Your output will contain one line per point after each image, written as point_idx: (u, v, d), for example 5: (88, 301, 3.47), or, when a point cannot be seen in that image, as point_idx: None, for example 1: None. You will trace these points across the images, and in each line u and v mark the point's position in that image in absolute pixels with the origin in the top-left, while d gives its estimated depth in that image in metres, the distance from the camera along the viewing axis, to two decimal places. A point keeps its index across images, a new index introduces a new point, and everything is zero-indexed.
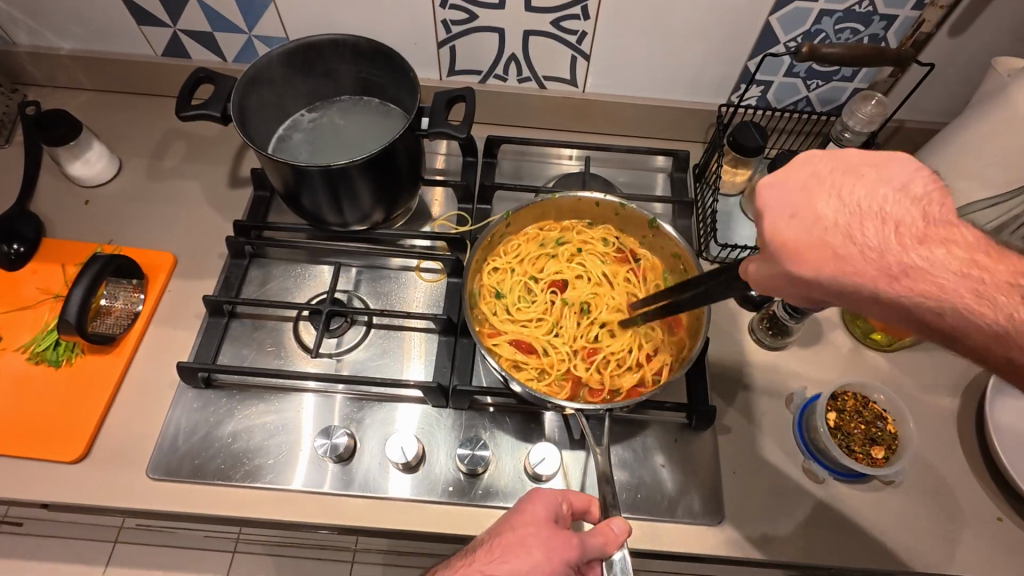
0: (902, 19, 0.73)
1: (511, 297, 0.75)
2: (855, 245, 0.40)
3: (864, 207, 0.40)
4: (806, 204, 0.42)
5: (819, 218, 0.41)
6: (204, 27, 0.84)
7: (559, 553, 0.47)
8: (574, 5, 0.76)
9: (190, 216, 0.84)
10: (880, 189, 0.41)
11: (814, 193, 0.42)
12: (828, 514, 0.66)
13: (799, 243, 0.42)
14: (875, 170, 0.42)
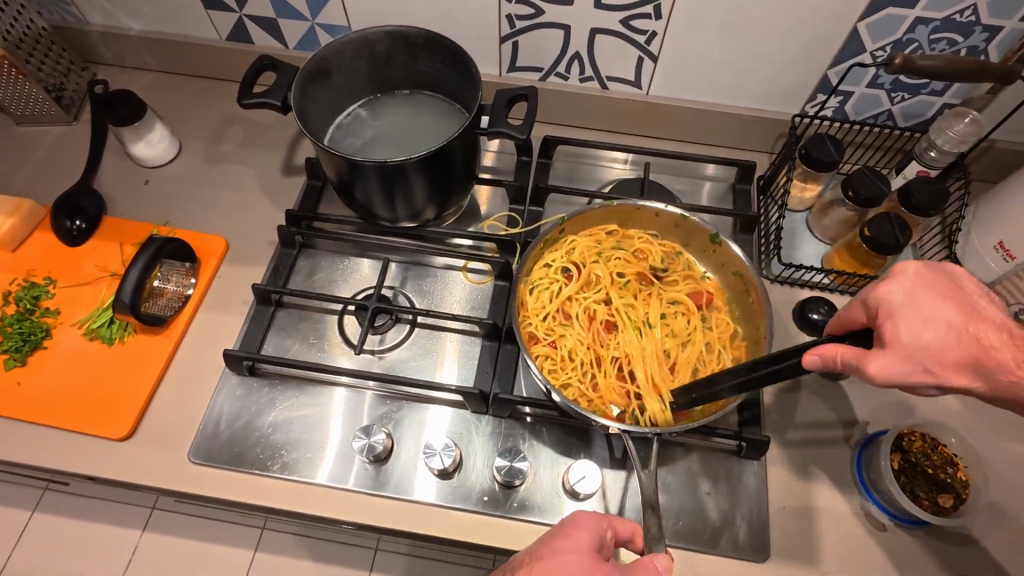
0: (1007, 31, 0.67)
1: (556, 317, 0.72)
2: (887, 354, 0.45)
3: (964, 319, 0.44)
4: (925, 316, 0.44)
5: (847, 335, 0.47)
6: (270, 14, 0.84)
7: None
8: (645, 4, 0.73)
9: (245, 201, 0.85)
10: (973, 301, 0.46)
11: (923, 304, 0.44)
12: (883, 560, 0.62)
13: (915, 339, 0.43)
14: (954, 291, 0.46)
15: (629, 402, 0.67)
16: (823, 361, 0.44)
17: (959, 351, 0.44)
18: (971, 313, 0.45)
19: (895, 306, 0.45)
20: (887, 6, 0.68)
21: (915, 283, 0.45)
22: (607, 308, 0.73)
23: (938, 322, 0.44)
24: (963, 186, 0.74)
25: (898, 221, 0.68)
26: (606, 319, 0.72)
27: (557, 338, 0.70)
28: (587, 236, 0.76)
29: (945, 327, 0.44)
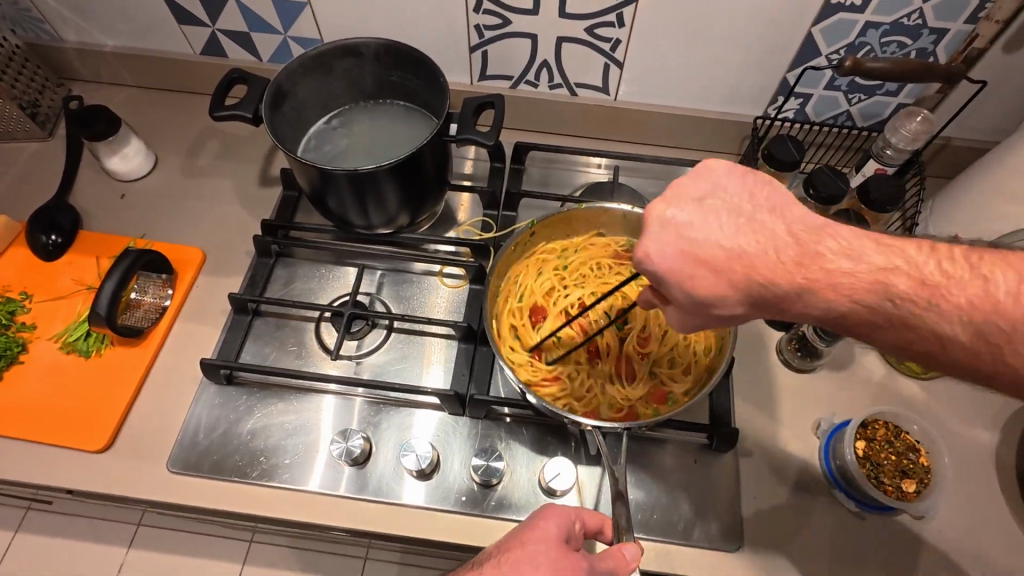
0: (953, 33, 0.70)
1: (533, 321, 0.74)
2: (751, 262, 0.44)
3: (730, 237, 0.44)
4: (680, 250, 0.45)
5: (707, 222, 0.45)
6: (243, 28, 0.86)
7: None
8: (608, 13, 0.75)
9: (222, 213, 0.86)
10: (738, 212, 0.45)
11: (681, 237, 0.45)
12: (851, 546, 0.64)
13: (678, 272, 0.45)
14: (711, 197, 0.46)
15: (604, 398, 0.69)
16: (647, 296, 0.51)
17: (747, 279, 0.44)
18: (736, 224, 0.45)
19: (657, 265, 0.45)
20: (838, 11, 0.70)
21: (686, 214, 0.45)
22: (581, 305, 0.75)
23: (768, 245, 0.44)
24: (919, 183, 0.77)
25: None
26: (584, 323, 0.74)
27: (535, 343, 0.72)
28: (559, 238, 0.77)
29: (760, 257, 0.44)
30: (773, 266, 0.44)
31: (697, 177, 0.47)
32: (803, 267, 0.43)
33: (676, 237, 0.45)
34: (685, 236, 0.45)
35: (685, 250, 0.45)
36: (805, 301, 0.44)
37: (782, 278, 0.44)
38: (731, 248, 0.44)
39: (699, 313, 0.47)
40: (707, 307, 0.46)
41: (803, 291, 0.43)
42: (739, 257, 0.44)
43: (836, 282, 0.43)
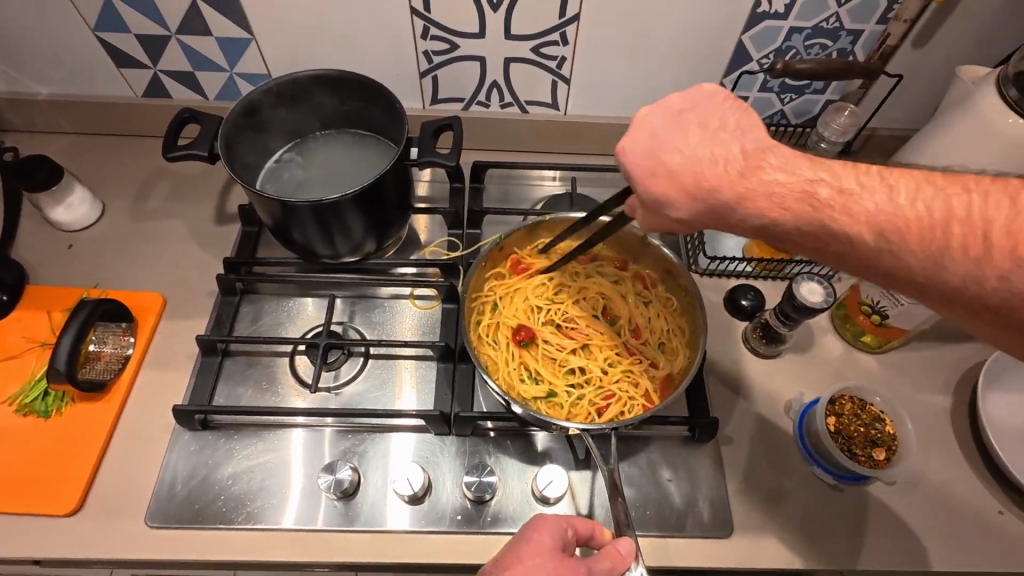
0: (868, 33, 0.77)
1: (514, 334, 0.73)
2: (700, 175, 0.48)
3: (707, 147, 0.49)
4: (654, 156, 0.51)
5: (676, 134, 0.50)
6: (187, 67, 0.85)
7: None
8: (552, 32, 0.78)
9: (179, 255, 0.84)
10: (716, 130, 0.49)
11: (670, 141, 0.50)
12: (835, 518, 0.66)
13: (655, 176, 0.50)
14: (690, 111, 0.51)
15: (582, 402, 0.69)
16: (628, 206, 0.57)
17: (691, 185, 0.49)
18: (716, 131, 0.49)
19: (636, 154, 0.51)
20: (764, 19, 0.76)
21: (662, 121, 0.51)
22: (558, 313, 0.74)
23: (689, 150, 0.49)
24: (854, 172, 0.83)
25: None
26: (557, 332, 0.74)
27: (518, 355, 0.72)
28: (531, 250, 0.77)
29: (673, 166, 0.50)
30: (727, 182, 0.47)
31: (687, 97, 0.52)
32: (744, 176, 0.47)
33: (653, 140, 0.51)
34: (650, 139, 0.51)
35: (655, 154, 0.51)
36: (741, 208, 0.47)
37: (728, 184, 0.47)
38: (689, 155, 0.49)
39: (664, 217, 0.52)
40: (659, 206, 0.51)
41: (767, 211, 0.46)
42: (699, 170, 0.48)
43: (770, 191, 0.45)
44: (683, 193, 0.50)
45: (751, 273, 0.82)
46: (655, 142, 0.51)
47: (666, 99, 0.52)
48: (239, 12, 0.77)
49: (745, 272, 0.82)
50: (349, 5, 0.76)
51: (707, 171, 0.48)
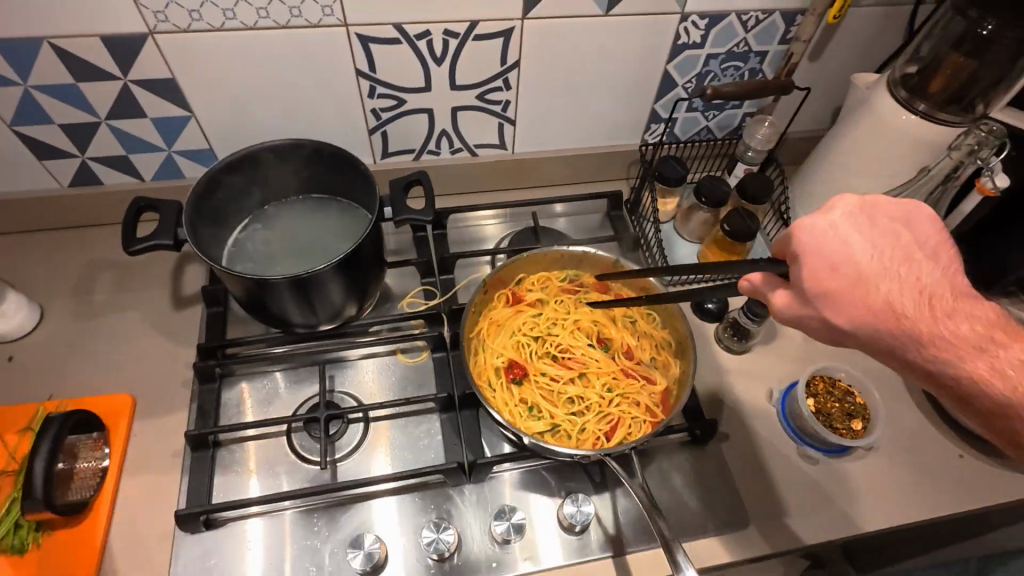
0: (772, 53, 0.86)
1: (512, 370, 0.71)
2: (893, 297, 0.45)
3: (898, 271, 0.46)
4: (844, 255, 0.46)
5: (861, 236, 0.46)
6: (119, 152, 0.80)
7: None
8: (496, 79, 0.82)
9: (141, 350, 0.79)
10: (913, 253, 0.47)
11: (853, 242, 0.46)
12: (829, 489, 0.73)
13: (830, 286, 0.46)
14: (901, 227, 0.48)
15: (590, 429, 0.67)
16: (754, 285, 0.51)
17: (869, 311, 0.45)
18: (904, 256, 0.46)
19: (804, 243, 0.47)
20: (685, 50, 0.83)
21: (845, 227, 0.47)
22: (549, 343, 0.73)
23: (869, 270, 0.45)
24: (781, 174, 0.92)
25: (746, 214, 0.85)
26: (551, 363, 0.72)
27: (518, 392, 0.69)
28: (518, 286, 0.77)
29: (856, 274, 0.45)
30: (915, 300, 0.45)
31: (896, 207, 0.49)
32: (939, 317, 0.45)
33: (838, 245, 0.46)
34: (840, 239, 0.46)
35: (848, 253, 0.46)
36: (916, 350, 0.46)
37: (926, 322, 0.45)
38: (884, 277, 0.45)
39: (811, 313, 0.47)
40: (818, 307, 0.46)
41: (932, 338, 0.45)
42: (893, 304, 0.45)
43: (945, 339, 0.45)
44: (857, 299, 0.46)
45: None
46: (835, 238, 0.46)
47: (839, 202, 0.48)
48: (177, 91, 0.74)
49: None
50: (294, 73, 0.76)
51: (893, 303, 0.45)
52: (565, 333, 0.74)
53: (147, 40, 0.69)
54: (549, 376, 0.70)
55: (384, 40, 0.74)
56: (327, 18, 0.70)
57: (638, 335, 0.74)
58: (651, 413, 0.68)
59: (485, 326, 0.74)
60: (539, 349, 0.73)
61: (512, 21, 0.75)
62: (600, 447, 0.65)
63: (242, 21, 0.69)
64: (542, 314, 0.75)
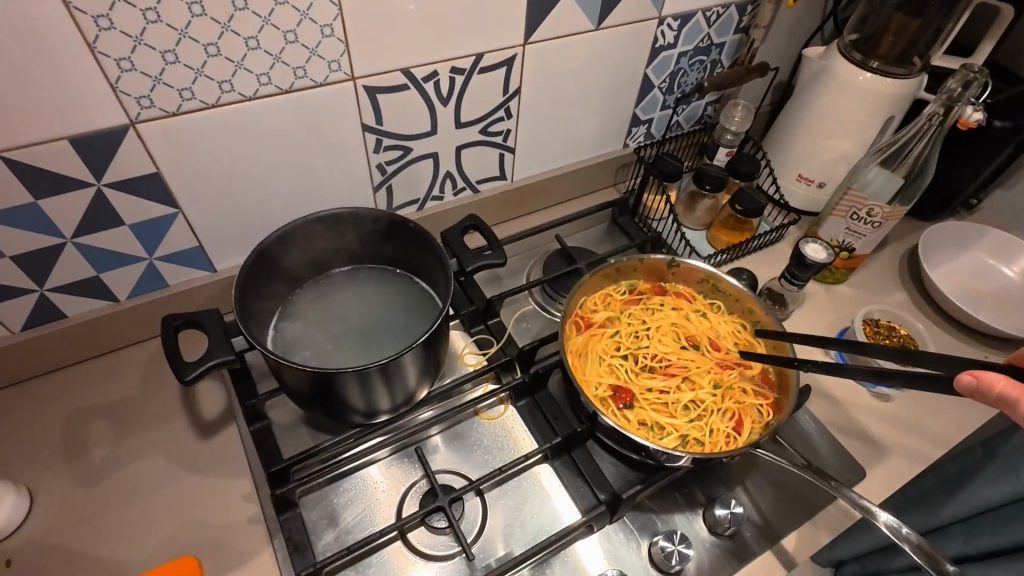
0: (730, 43, 0.93)
1: (619, 394, 0.68)
2: None
3: None
4: None
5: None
6: (88, 273, 0.66)
7: None
8: (498, 109, 0.80)
9: (177, 499, 0.64)
10: None
11: None
12: (909, 419, 0.78)
13: None
14: None
15: (719, 429, 0.65)
16: (984, 382, 0.41)
17: None
18: None
19: None
20: (660, 52, 0.87)
21: None
22: (641, 357, 0.71)
23: None
24: (759, 151, 0.99)
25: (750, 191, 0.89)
26: (652, 374, 0.70)
27: (636, 415, 0.66)
28: (586, 308, 0.74)
29: None
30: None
31: None
32: None
33: None
34: None
35: None
36: None
37: None
38: None
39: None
40: None
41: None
42: None
43: None
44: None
45: (726, 259, 0.93)
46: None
47: None
48: (163, 185, 0.63)
49: (721, 260, 0.93)
50: (296, 141, 0.68)
51: None
52: (652, 341, 0.72)
53: (130, 131, 0.58)
54: (656, 390, 0.68)
55: (392, 87, 0.69)
56: (334, 74, 0.65)
57: (717, 325, 0.74)
58: (766, 396, 0.68)
59: (572, 357, 0.70)
60: (634, 365, 0.70)
61: (513, 49, 0.74)
62: (738, 444, 0.64)
63: (241, 93, 0.61)
64: (620, 331, 0.73)
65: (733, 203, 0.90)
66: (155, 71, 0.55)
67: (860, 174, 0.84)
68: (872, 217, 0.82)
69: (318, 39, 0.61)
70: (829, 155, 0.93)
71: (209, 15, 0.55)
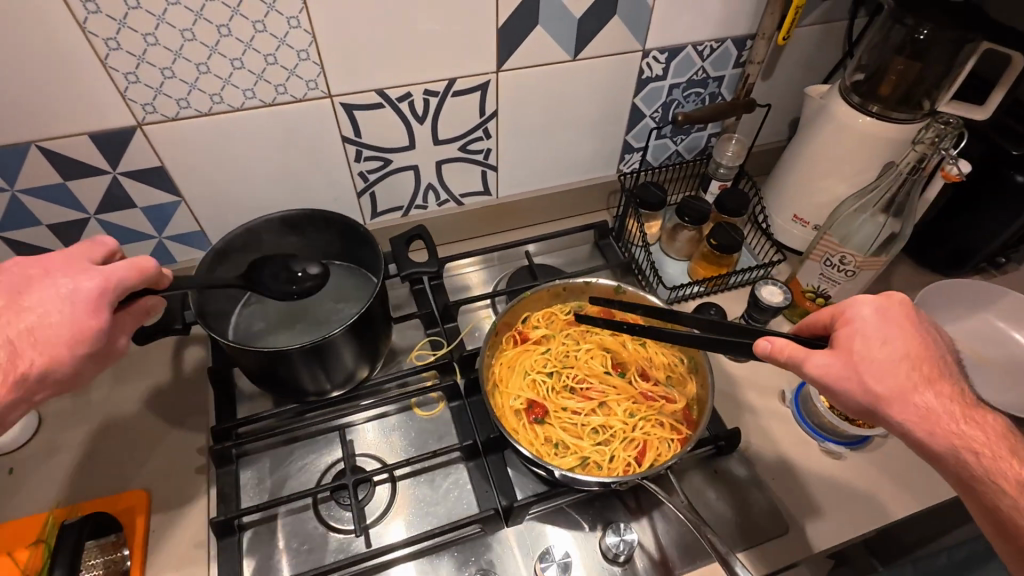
0: (729, 77, 0.92)
1: (534, 410, 0.73)
2: (920, 379, 0.49)
3: (916, 356, 0.50)
4: (877, 336, 0.50)
5: (900, 325, 0.51)
6: (108, 244, 0.80)
7: (80, 321, 0.53)
8: (476, 130, 0.85)
9: (147, 441, 0.76)
10: (926, 345, 0.51)
11: (888, 326, 0.51)
12: (855, 481, 0.74)
13: (864, 353, 0.50)
14: (923, 324, 0.52)
15: (621, 455, 0.69)
16: (776, 346, 0.52)
17: (873, 377, 0.49)
18: (921, 353, 0.50)
19: (854, 317, 0.51)
20: (649, 82, 0.88)
21: (883, 310, 0.51)
22: (564, 378, 0.75)
23: (899, 353, 0.49)
24: (755, 188, 0.97)
25: (728, 227, 0.88)
26: (570, 395, 0.74)
27: (545, 431, 0.71)
28: (527, 325, 0.79)
29: (876, 355, 0.49)
30: (901, 403, 0.49)
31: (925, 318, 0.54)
32: (953, 399, 0.49)
33: (873, 326, 0.51)
34: (874, 332, 0.50)
35: (872, 335, 0.50)
36: (912, 419, 0.48)
37: (924, 400, 0.48)
38: (905, 359, 0.49)
39: (838, 369, 0.50)
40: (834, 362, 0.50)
41: (876, 410, 0.49)
42: (901, 384, 0.49)
43: (954, 419, 0.48)
44: (882, 382, 0.49)
45: (702, 291, 0.93)
46: (887, 320, 0.51)
47: (882, 295, 0.53)
48: (165, 177, 0.75)
49: (697, 292, 0.93)
50: (281, 148, 0.78)
51: (909, 378, 0.49)
52: (579, 364, 0.77)
53: (137, 132, 0.70)
54: (570, 410, 0.73)
55: (368, 105, 0.77)
56: (311, 92, 0.73)
57: (651, 356, 0.77)
58: (677, 431, 0.70)
59: (500, 370, 0.75)
60: (556, 384, 0.75)
61: (487, 75, 0.79)
62: (634, 472, 0.67)
63: (229, 104, 0.71)
64: (552, 349, 0.78)
65: (709, 237, 0.89)
66: (156, 83, 0.66)
67: (853, 216, 0.81)
68: (846, 266, 0.80)
69: (295, 61, 0.69)
70: (824, 197, 0.90)
71: (198, 39, 0.65)
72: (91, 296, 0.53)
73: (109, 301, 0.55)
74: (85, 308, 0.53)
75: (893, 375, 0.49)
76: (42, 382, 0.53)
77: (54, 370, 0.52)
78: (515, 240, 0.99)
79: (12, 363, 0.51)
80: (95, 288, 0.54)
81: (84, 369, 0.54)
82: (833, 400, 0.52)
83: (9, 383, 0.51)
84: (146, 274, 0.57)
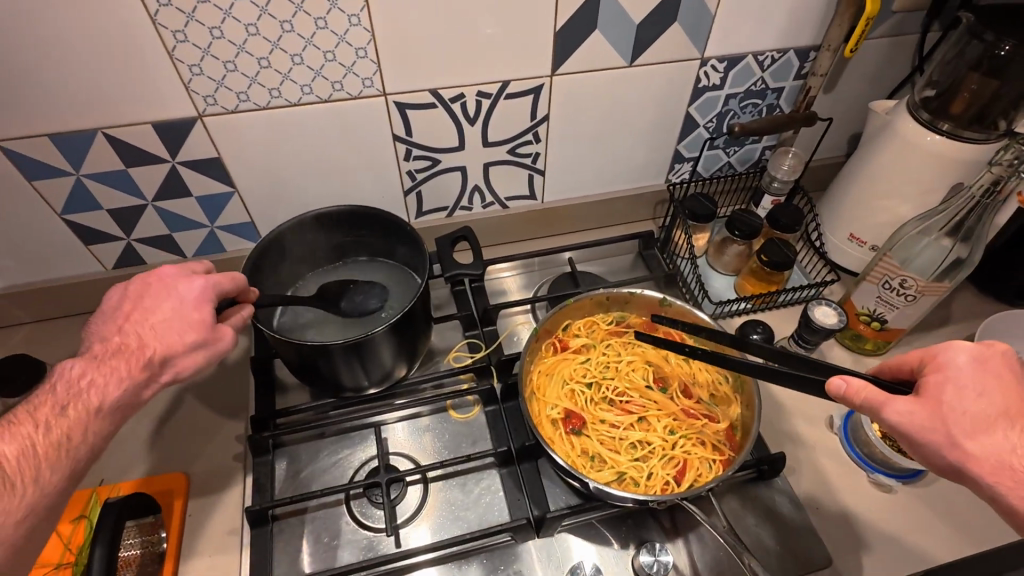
0: (789, 88, 0.89)
1: (572, 420, 0.71)
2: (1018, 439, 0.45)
3: (1017, 414, 0.46)
4: (972, 387, 0.47)
5: (1000, 378, 0.48)
6: (163, 231, 0.83)
7: (187, 315, 0.56)
8: (527, 133, 0.85)
9: (189, 425, 0.78)
10: None
11: (985, 379, 0.47)
12: (906, 517, 0.71)
13: (954, 404, 0.47)
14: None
15: (659, 472, 0.67)
16: (852, 385, 0.50)
17: (961, 429, 0.46)
18: (1023, 411, 0.47)
19: (948, 365, 0.49)
20: (705, 92, 0.86)
21: (982, 361, 0.48)
22: (603, 389, 0.74)
23: (995, 409, 0.46)
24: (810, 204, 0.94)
25: (780, 243, 0.85)
26: (609, 408, 0.73)
27: (582, 443, 0.69)
28: (568, 332, 0.78)
29: (969, 407, 0.47)
30: (992, 464, 0.45)
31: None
32: None
33: (969, 376, 0.48)
34: (969, 383, 0.47)
35: (966, 386, 0.47)
36: (1003, 480, 0.45)
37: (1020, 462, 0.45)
38: (1002, 416, 0.46)
39: (920, 416, 0.48)
40: (919, 409, 0.48)
41: (963, 467, 0.46)
42: (993, 441, 0.45)
43: None
44: (971, 438, 0.46)
45: (749, 308, 0.90)
46: (986, 371, 0.48)
47: (981, 344, 0.50)
48: (221, 168, 0.77)
49: (743, 309, 0.90)
50: (333, 144, 0.78)
51: (1004, 436, 0.46)
52: (619, 377, 0.75)
53: (197, 123, 0.71)
54: (608, 423, 0.71)
55: (421, 105, 0.77)
56: (367, 90, 0.73)
57: (694, 372, 0.75)
58: (719, 452, 0.68)
59: (539, 377, 0.74)
60: (595, 395, 0.73)
61: (541, 79, 0.78)
62: (672, 491, 0.65)
63: (287, 99, 0.72)
64: (592, 359, 0.76)
65: (760, 253, 0.86)
66: (218, 76, 0.68)
67: (914, 241, 0.77)
68: (906, 289, 0.75)
69: (353, 58, 0.70)
70: (884, 217, 0.86)
71: (262, 35, 0.66)
72: (202, 294, 0.57)
73: (213, 302, 0.58)
74: (191, 304, 0.57)
75: (986, 432, 0.46)
76: (162, 372, 0.55)
77: (172, 358, 0.55)
78: (557, 246, 0.98)
79: (139, 350, 0.54)
80: (195, 287, 0.58)
81: (199, 362, 0.56)
82: (913, 451, 0.49)
83: (135, 368, 0.52)
84: (239, 287, 0.62)
